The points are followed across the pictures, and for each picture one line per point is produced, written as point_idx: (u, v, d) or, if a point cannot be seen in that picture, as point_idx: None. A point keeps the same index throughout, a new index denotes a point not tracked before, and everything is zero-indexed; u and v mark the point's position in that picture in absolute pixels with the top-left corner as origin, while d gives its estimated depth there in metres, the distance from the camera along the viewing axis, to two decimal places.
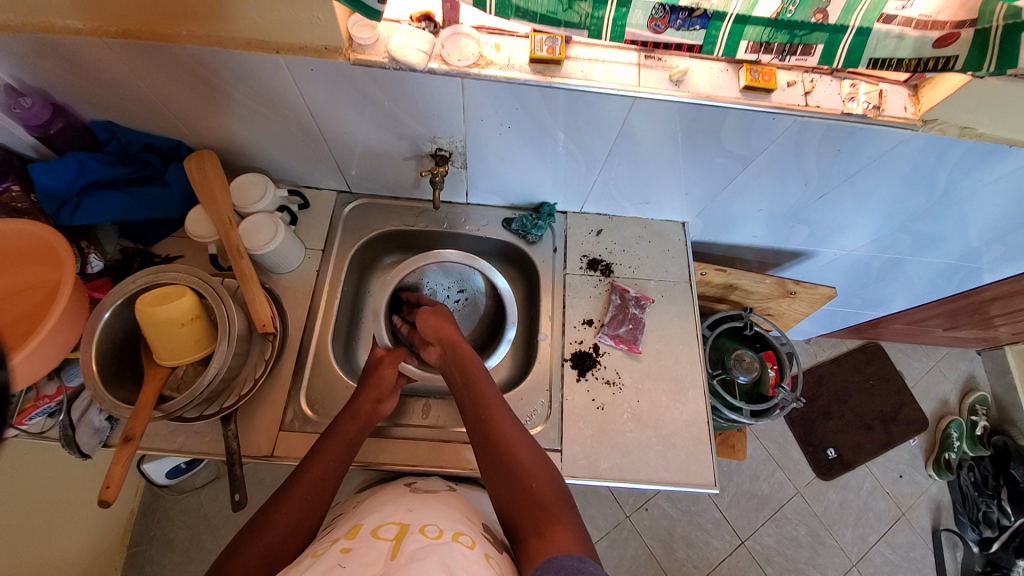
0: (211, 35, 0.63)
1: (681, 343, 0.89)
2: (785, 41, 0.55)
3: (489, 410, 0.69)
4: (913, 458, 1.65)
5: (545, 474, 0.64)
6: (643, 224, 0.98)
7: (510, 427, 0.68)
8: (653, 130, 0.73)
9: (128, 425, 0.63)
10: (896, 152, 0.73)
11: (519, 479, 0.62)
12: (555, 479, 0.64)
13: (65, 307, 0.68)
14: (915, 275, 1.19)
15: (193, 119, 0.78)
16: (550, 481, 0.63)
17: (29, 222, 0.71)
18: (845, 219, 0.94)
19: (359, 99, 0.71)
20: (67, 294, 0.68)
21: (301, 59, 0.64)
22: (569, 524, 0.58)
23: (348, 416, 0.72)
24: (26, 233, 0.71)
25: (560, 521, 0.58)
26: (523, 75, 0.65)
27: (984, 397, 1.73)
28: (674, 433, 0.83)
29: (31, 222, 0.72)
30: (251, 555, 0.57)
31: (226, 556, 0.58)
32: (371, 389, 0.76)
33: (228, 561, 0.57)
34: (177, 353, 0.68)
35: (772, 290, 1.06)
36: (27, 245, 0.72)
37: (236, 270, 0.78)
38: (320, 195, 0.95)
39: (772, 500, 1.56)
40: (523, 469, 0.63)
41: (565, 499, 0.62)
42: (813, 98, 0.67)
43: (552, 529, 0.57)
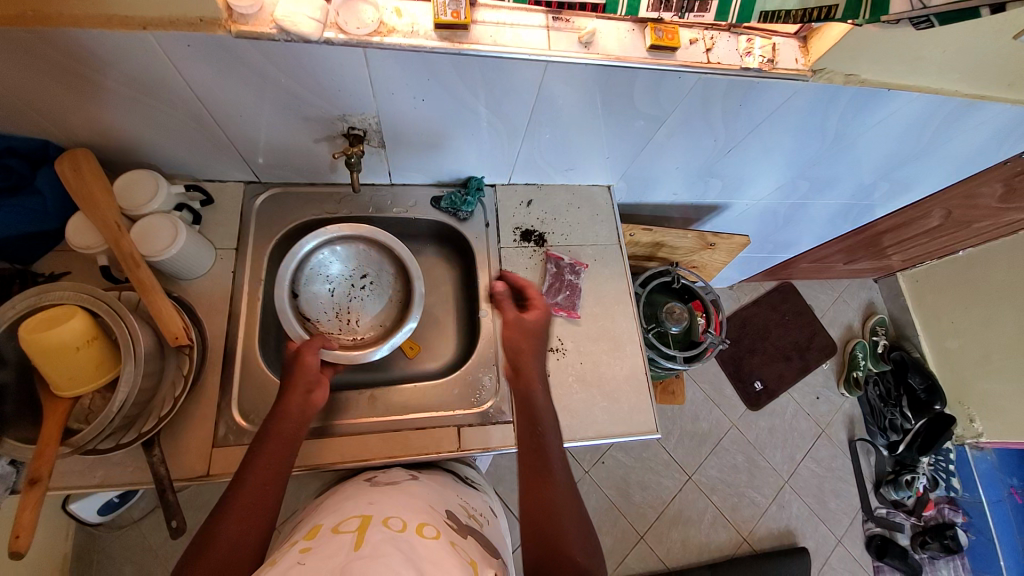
0: (58, 10, 0.54)
1: (616, 303, 0.92)
2: None
3: (544, 442, 0.67)
4: (826, 381, 1.85)
5: (574, 515, 0.60)
6: (571, 190, 0.99)
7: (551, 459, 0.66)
8: (569, 94, 0.72)
9: (31, 467, 0.56)
10: (792, 101, 0.78)
11: (551, 511, 0.60)
12: (584, 518, 0.61)
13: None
14: (818, 216, 1.30)
15: (55, 114, 0.68)
16: (578, 521, 0.60)
17: None
18: (755, 169, 1.00)
19: (252, 78, 0.64)
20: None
21: (174, 35, 0.57)
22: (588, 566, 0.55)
23: (278, 416, 0.68)
24: None
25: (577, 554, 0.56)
26: (429, 42, 0.61)
27: (881, 319, 1.96)
28: (617, 388, 0.87)
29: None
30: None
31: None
32: (297, 382, 0.73)
33: None
34: (77, 381, 0.60)
35: (695, 243, 1.12)
36: None
37: (134, 281, 0.70)
38: (225, 188, 0.87)
39: (713, 435, 1.69)
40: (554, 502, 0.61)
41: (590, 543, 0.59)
42: (714, 54, 0.69)
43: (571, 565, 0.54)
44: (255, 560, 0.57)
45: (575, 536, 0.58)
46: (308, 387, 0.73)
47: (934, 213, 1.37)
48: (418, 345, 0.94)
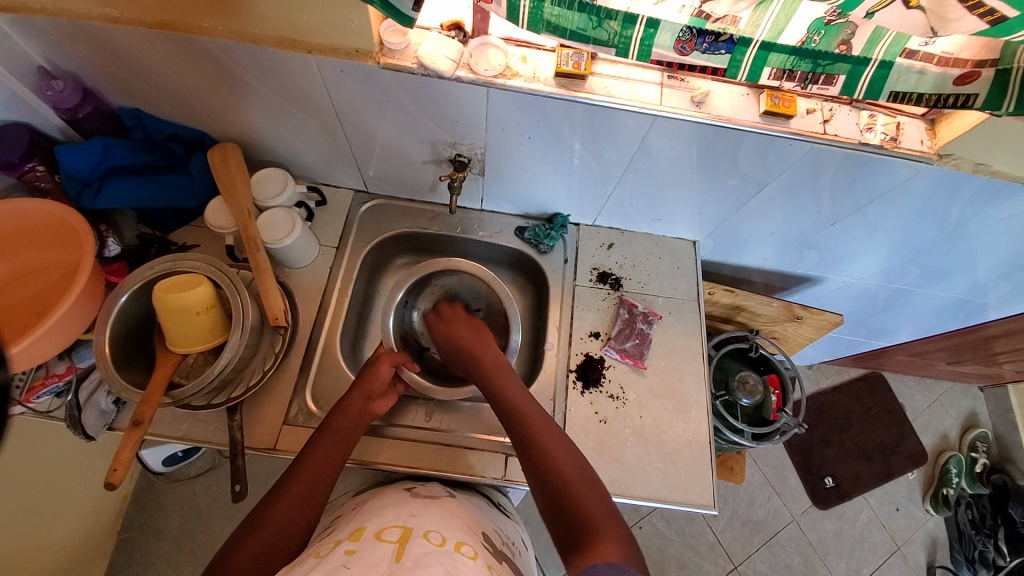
0: (246, 32, 0.65)
1: (686, 360, 0.89)
2: (808, 70, 0.56)
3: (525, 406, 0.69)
4: (911, 492, 1.64)
5: (591, 486, 0.62)
6: (654, 240, 0.99)
7: (555, 437, 0.66)
8: (672, 149, 0.74)
9: (137, 410, 0.63)
10: (911, 183, 0.74)
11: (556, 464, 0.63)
12: (592, 477, 0.64)
13: (67, 310, 0.69)
14: (921, 307, 1.19)
15: (220, 113, 0.80)
16: (596, 489, 0.62)
17: (48, 202, 0.73)
18: (856, 247, 0.95)
19: (386, 102, 0.72)
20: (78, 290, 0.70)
21: (333, 60, 0.66)
22: (614, 533, 0.57)
23: (340, 411, 0.72)
24: (48, 212, 0.73)
25: (601, 520, 0.59)
26: (548, 87, 0.66)
27: (985, 434, 1.73)
28: (676, 450, 0.83)
29: (50, 203, 0.74)
30: (248, 555, 0.57)
31: (222, 557, 0.58)
32: (363, 385, 0.76)
33: (228, 560, 0.57)
34: (189, 341, 0.68)
35: (779, 314, 1.06)
36: (48, 224, 0.74)
37: (251, 262, 0.79)
38: (337, 193, 0.97)
39: (768, 525, 1.54)
40: (571, 481, 0.62)
41: (606, 502, 0.62)
42: (831, 126, 0.68)
43: (600, 536, 0.57)
44: (298, 544, 0.61)
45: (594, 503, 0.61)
46: (370, 391, 0.76)
47: None
48: None
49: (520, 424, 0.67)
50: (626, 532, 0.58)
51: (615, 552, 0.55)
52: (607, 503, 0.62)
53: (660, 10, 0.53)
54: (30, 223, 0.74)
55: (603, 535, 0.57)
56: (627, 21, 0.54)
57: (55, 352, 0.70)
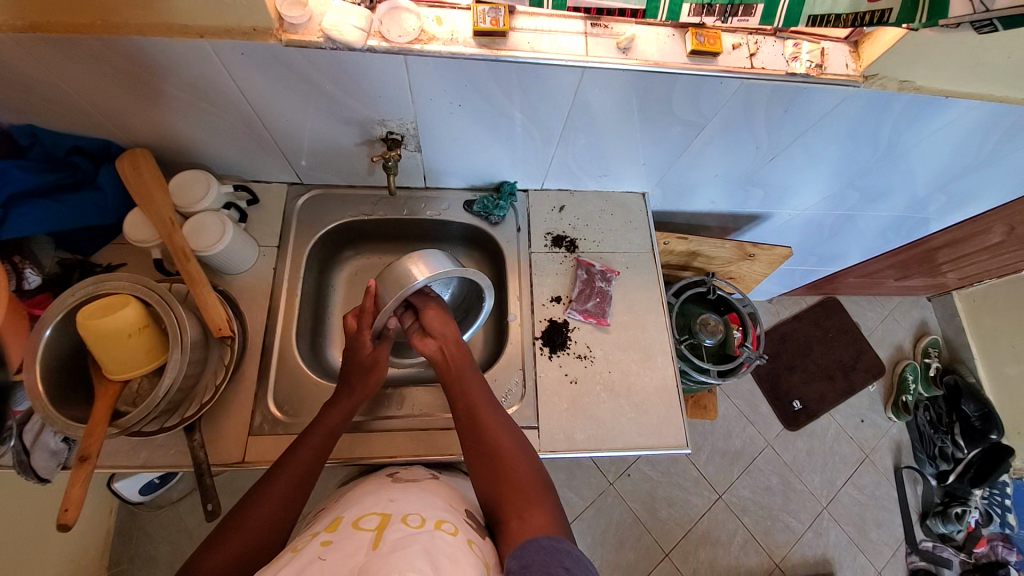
0: (129, 23, 0.58)
1: (647, 311, 0.90)
2: (727, 1, 0.54)
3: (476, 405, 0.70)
4: (873, 403, 1.76)
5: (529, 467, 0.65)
6: (605, 197, 0.98)
7: (495, 426, 0.68)
8: (605, 100, 0.71)
9: (82, 445, 0.59)
10: (841, 109, 0.75)
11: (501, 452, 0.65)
12: (531, 461, 0.66)
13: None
14: (866, 230, 1.24)
15: (121, 116, 0.73)
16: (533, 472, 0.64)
17: None
18: (799, 180, 0.97)
19: (299, 86, 0.67)
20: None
21: (230, 43, 0.60)
22: (545, 510, 0.60)
23: (332, 408, 0.71)
24: None
25: (532, 496, 0.61)
26: (468, 49, 0.62)
27: (935, 340, 1.86)
28: (646, 399, 0.85)
29: None
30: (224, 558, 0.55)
31: (198, 555, 0.56)
32: (358, 378, 0.73)
33: (203, 560, 0.55)
34: (127, 366, 0.64)
35: (733, 254, 1.08)
36: None
37: (184, 274, 0.73)
38: (270, 190, 0.91)
39: (747, 454, 1.63)
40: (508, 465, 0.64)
41: (542, 479, 0.64)
42: (759, 59, 0.67)
43: (527, 517, 0.58)
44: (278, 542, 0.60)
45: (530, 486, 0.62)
46: (368, 387, 0.73)
47: (996, 228, 1.27)
48: None
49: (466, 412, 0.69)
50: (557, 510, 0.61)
51: (543, 524, 0.57)
52: (542, 483, 0.63)
53: None
54: None
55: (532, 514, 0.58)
56: None
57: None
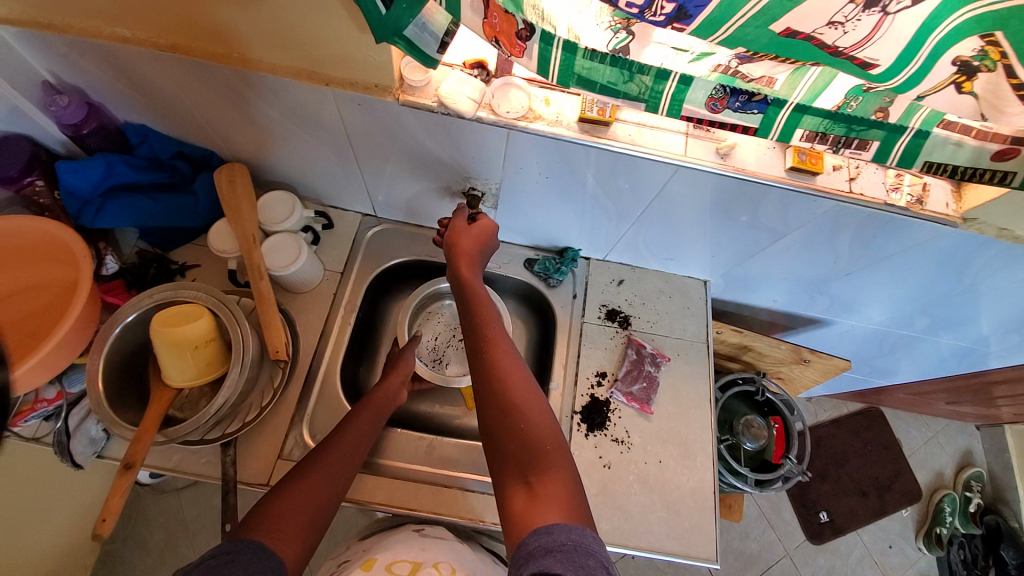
0: (262, 61, 0.63)
1: (692, 405, 0.88)
2: (842, 134, 0.54)
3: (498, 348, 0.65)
4: (904, 529, 1.64)
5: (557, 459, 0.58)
6: (665, 278, 0.97)
7: (522, 388, 0.62)
8: (690, 197, 0.72)
9: (129, 452, 0.61)
10: (930, 244, 0.73)
11: (520, 410, 0.60)
12: (552, 421, 0.61)
13: (58, 341, 0.67)
14: (925, 353, 1.18)
15: (228, 133, 0.77)
16: (552, 433, 0.60)
17: (70, 233, 0.71)
18: (868, 296, 0.94)
19: (401, 137, 0.70)
20: (72, 318, 0.67)
21: (350, 94, 0.63)
22: (562, 498, 0.55)
23: (381, 391, 0.77)
24: (65, 239, 0.71)
25: (553, 470, 0.57)
26: (570, 132, 0.64)
27: (979, 473, 1.72)
28: (679, 499, 0.81)
29: (71, 234, 0.71)
30: (294, 498, 0.59)
31: (268, 498, 0.59)
32: (398, 371, 0.82)
33: (276, 498, 0.59)
34: (186, 376, 0.65)
35: (785, 355, 1.05)
36: (61, 249, 0.72)
37: (255, 291, 0.75)
38: (344, 217, 0.94)
39: (761, 559, 1.55)
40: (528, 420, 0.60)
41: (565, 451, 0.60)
42: (857, 184, 0.66)
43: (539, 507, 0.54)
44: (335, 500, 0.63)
45: (557, 477, 0.57)
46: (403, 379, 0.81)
47: None
48: None
49: (489, 380, 0.63)
50: (580, 500, 0.55)
51: (560, 517, 0.52)
52: (564, 452, 0.59)
53: (698, 66, 0.49)
54: (47, 239, 0.72)
55: (545, 499, 0.54)
56: (660, 77, 0.51)
57: (52, 372, 0.68)
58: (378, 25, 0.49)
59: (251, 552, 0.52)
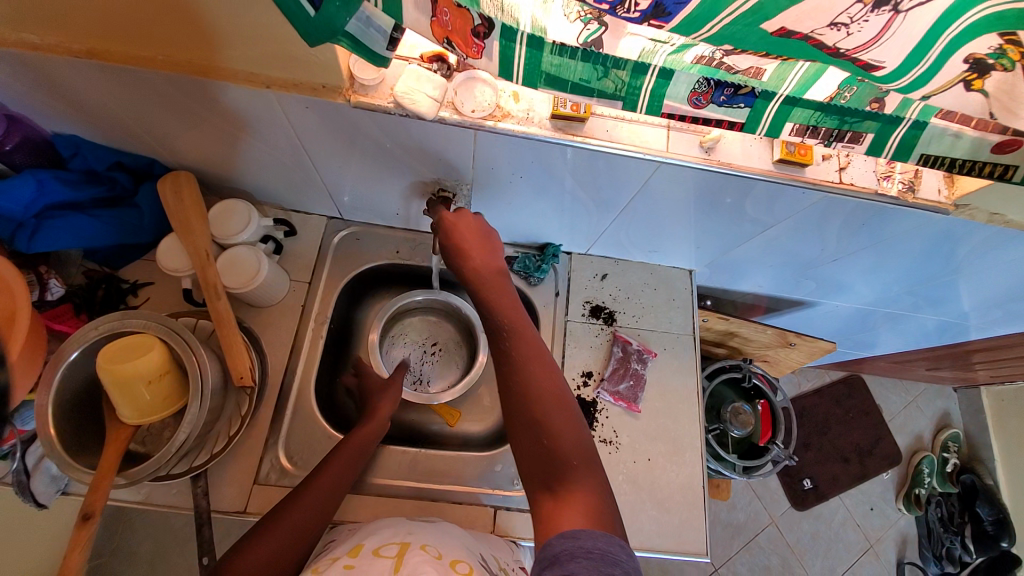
0: (192, 62, 0.55)
1: (680, 401, 0.86)
2: (834, 126, 0.49)
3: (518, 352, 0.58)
4: (885, 491, 1.70)
5: (586, 471, 0.54)
6: (650, 269, 0.94)
7: (547, 391, 0.57)
8: (674, 192, 0.68)
9: (85, 501, 0.56)
10: (921, 230, 0.70)
11: (543, 423, 0.55)
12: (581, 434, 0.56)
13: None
14: (909, 328, 1.18)
15: (168, 140, 0.70)
16: (580, 445, 0.55)
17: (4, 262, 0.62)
18: (855, 279, 0.92)
19: (359, 139, 0.64)
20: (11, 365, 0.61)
21: (296, 97, 0.57)
22: (587, 507, 0.50)
23: (368, 417, 0.74)
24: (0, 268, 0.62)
25: (577, 481, 0.53)
26: (542, 131, 0.58)
27: (956, 434, 1.78)
28: (669, 496, 0.80)
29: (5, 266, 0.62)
30: (272, 542, 0.58)
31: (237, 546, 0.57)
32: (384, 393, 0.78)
33: (248, 544, 0.57)
34: (142, 413, 0.61)
35: (772, 340, 1.03)
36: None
37: (212, 313, 0.70)
38: (308, 221, 0.88)
39: (749, 528, 1.59)
40: (553, 434, 0.55)
41: (589, 456, 0.55)
42: (848, 174, 0.63)
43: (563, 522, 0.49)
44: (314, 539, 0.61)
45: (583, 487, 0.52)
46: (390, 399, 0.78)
47: None
48: (460, 414, 0.89)
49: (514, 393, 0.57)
50: (609, 502, 0.52)
51: (582, 526, 0.48)
52: (592, 465, 0.55)
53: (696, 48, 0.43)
54: None
55: (571, 507, 0.51)
56: (637, 71, 0.45)
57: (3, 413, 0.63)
58: (314, 31, 0.42)
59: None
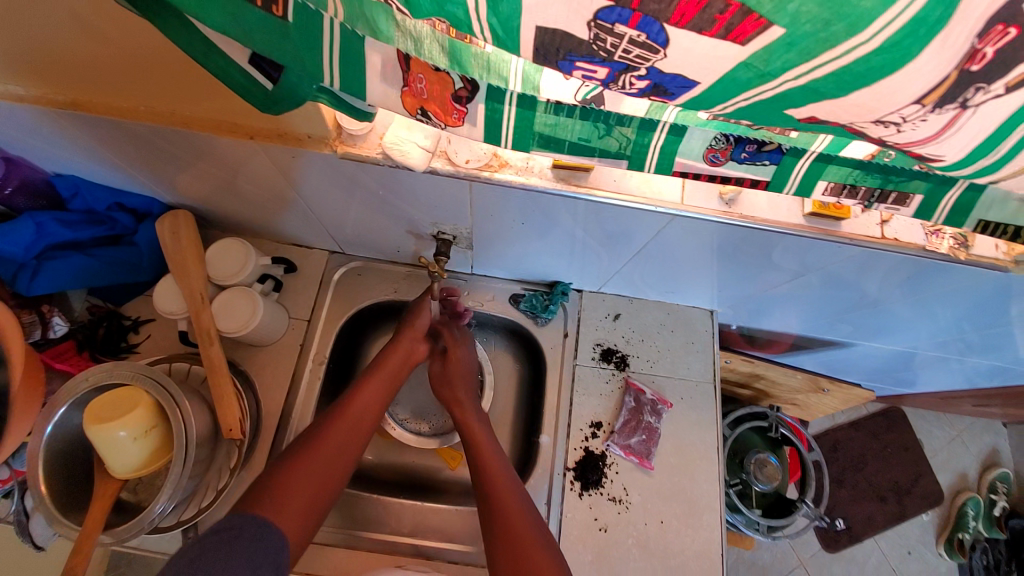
0: (175, 113, 0.53)
1: (698, 456, 0.80)
2: (876, 185, 0.43)
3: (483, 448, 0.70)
4: (924, 534, 1.58)
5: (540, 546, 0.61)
6: (666, 309, 0.88)
7: (502, 480, 0.66)
8: (690, 241, 0.62)
9: (67, 566, 0.55)
10: (976, 284, 0.62)
11: (502, 497, 0.65)
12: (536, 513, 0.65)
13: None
14: (956, 370, 1.08)
15: (163, 182, 0.68)
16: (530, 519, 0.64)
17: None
18: (897, 325, 0.84)
19: (351, 186, 0.61)
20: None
21: (281, 147, 0.54)
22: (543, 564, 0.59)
23: (392, 349, 0.74)
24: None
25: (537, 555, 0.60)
26: (543, 181, 0.54)
27: (1006, 474, 1.63)
28: (683, 564, 0.74)
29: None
30: (304, 471, 0.61)
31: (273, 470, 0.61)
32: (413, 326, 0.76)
33: (283, 471, 0.60)
34: (127, 470, 0.59)
35: (801, 384, 0.95)
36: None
37: (205, 359, 0.68)
38: (309, 256, 0.85)
39: (774, 569, 1.49)
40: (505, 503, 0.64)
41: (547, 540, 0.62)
42: (891, 227, 0.56)
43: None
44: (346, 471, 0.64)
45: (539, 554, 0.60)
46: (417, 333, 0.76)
47: None
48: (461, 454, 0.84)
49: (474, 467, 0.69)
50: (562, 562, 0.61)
51: None
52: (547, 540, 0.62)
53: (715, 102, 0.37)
54: None
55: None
56: (644, 128, 0.41)
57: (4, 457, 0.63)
58: (283, 99, 0.39)
59: (249, 531, 0.54)
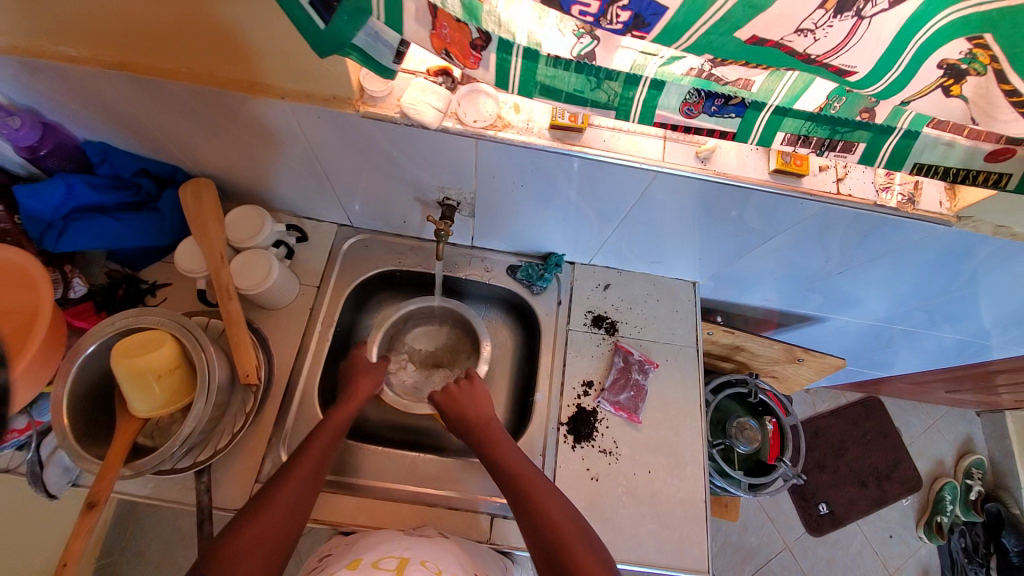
0: (214, 75, 0.59)
1: (683, 413, 0.85)
2: (825, 136, 0.50)
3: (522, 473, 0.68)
4: (904, 518, 1.63)
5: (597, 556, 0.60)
6: (652, 280, 0.94)
7: (547, 495, 0.65)
8: (672, 203, 0.69)
9: (91, 491, 0.58)
10: (925, 242, 0.70)
11: (549, 517, 0.63)
12: (585, 531, 0.63)
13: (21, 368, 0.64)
14: (924, 347, 1.16)
15: (190, 149, 0.74)
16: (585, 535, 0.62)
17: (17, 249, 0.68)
18: (863, 293, 0.91)
19: (367, 149, 0.67)
20: (22, 363, 0.65)
21: (309, 107, 0.60)
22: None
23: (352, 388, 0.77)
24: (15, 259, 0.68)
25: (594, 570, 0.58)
26: (542, 140, 0.61)
27: (980, 460, 1.70)
28: (670, 510, 0.79)
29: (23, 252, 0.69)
30: (282, 498, 0.61)
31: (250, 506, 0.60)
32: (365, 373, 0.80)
33: (260, 505, 0.60)
34: (150, 407, 0.63)
35: (779, 355, 1.02)
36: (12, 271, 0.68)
37: (224, 312, 0.73)
38: (320, 227, 0.91)
39: (761, 552, 1.54)
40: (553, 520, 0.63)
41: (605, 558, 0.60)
42: (845, 185, 0.64)
43: None
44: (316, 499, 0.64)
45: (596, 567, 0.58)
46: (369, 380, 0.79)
47: None
48: None
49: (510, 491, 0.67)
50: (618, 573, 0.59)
51: None
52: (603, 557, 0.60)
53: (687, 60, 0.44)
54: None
55: None
56: (629, 82, 0.47)
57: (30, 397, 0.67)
58: (323, 43, 0.46)
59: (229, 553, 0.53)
